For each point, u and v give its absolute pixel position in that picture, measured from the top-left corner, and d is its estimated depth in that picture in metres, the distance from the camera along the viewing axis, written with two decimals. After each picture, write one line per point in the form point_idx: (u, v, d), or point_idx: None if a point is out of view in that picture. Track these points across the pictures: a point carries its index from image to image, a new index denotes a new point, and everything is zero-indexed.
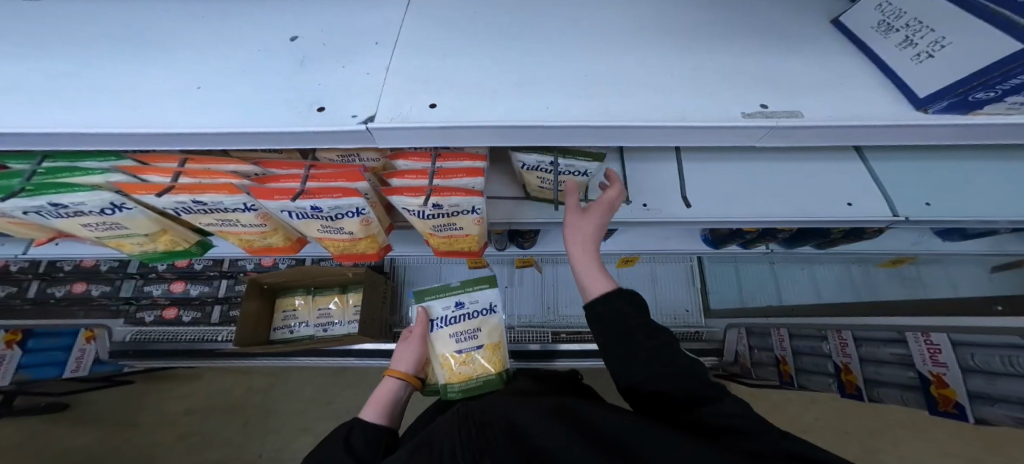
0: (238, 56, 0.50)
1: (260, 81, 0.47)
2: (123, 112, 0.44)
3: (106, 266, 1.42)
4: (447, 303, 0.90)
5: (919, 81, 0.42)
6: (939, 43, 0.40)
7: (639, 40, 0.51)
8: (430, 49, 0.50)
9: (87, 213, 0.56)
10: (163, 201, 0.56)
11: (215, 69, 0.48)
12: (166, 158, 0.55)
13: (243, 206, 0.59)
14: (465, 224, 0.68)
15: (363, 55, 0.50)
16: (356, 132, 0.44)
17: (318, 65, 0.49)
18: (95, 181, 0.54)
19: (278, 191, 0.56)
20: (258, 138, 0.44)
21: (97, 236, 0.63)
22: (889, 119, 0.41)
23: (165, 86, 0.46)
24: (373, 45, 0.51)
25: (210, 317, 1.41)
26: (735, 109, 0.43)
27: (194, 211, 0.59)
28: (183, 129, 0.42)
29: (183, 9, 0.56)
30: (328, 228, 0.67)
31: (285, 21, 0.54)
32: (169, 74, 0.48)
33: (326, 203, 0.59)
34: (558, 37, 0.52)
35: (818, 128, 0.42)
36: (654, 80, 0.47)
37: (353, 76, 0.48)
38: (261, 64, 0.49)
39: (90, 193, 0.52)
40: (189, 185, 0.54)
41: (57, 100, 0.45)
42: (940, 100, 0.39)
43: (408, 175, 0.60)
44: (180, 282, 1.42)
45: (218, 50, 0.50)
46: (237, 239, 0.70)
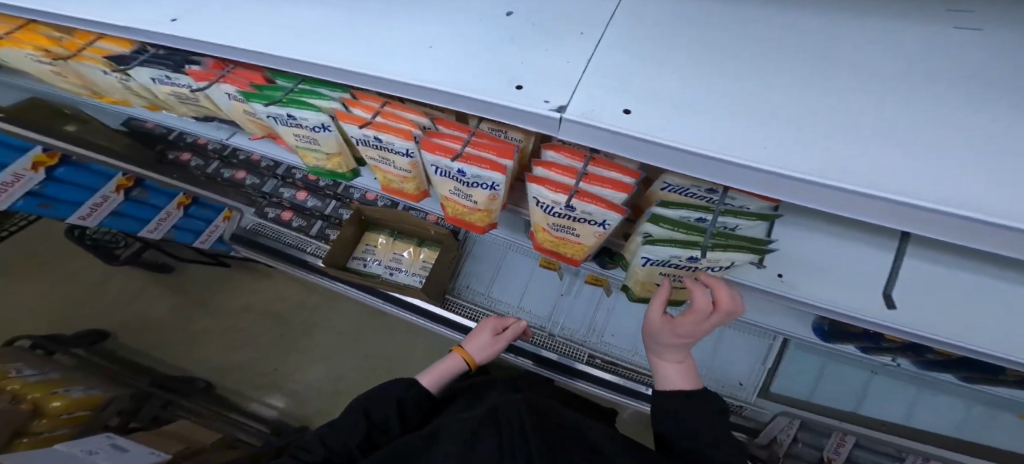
0: (464, 25, 0.56)
1: (477, 51, 0.53)
2: (382, 55, 0.54)
3: (263, 161, 1.69)
4: (680, 254, 0.61)
5: None
6: None
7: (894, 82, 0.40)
8: (632, 51, 0.49)
9: (302, 126, 0.69)
10: (352, 129, 0.65)
11: (457, 36, 0.55)
12: (371, 98, 0.67)
13: (406, 151, 0.66)
14: (582, 233, 0.68)
15: (566, 41, 0.51)
16: (546, 118, 0.45)
17: (522, 45, 0.52)
18: (325, 105, 0.66)
19: (441, 148, 0.62)
20: (466, 103, 0.50)
21: (296, 145, 0.76)
22: None
23: (412, 41, 0.55)
24: (578, 34, 0.52)
25: (311, 229, 1.65)
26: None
27: (369, 145, 0.68)
28: (419, 80, 0.51)
29: None
30: (459, 191, 0.72)
31: None
32: (413, 30, 0.57)
33: (472, 170, 0.63)
34: (781, 56, 0.45)
35: None
36: (963, 150, 0.34)
37: (555, 63, 0.49)
38: (480, 35, 0.54)
39: (315, 113, 0.65)
40: (379, 123, 0.63)
41: (345, 40, 0.56)
42: None
43: (554, 170, 0.61)
44: (303, 192, 1.66)
45: (442, 17, 0.57)
46: (382, 176, 0.79)
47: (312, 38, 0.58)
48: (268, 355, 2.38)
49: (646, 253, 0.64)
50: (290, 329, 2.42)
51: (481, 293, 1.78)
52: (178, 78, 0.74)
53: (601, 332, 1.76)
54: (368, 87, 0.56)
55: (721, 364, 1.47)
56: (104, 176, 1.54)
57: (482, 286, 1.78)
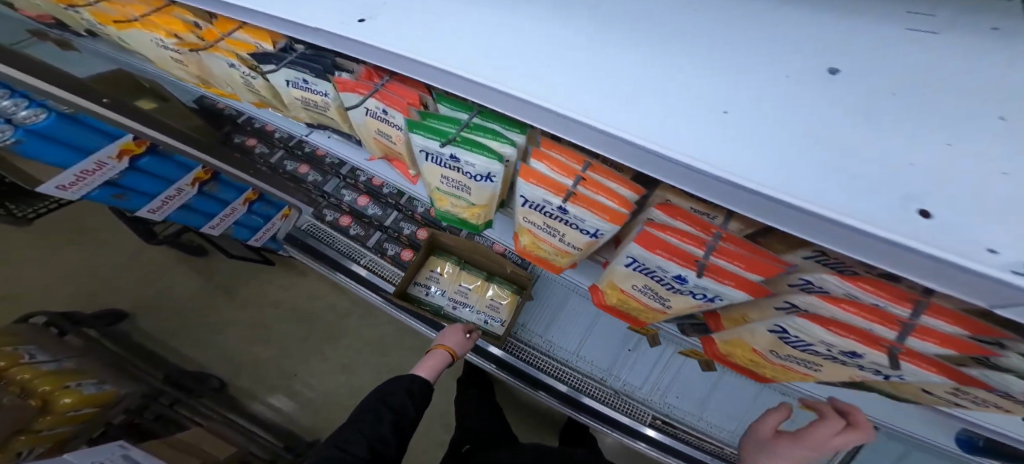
0: (780, 81, 0.38)
1: (810, 129, 0.34)
2: (649, 115, 0.37)
3: (328, 158, 1.54)
4: None
5: None
6: None
7: None
8: None
9: (460, 170, 0.56)
10: (536, 193, 0.52)
11: (751, 97, 0.37)
12: (572, 154, 0.49)
13: (594, 231, 0.51)
14: (828, 370, 0.51)
15: (976, 135, 0.32)
16: (1000, 287, 0.25)
17: (892, 126, 0.34)
18: (499, 149, 0.53)
19: (664, 248, 0.48)
20: (784, 215, 0.32)
21: (436, 187, 0.62)
22: None
23: (694, 97, 0.38)
24: (995, 120, 0.33)
25: (368, 240, 1.47)
26: None
27: (541, 211, 0.55)
28: (718, 171, 0.32)
29: None
30: (645, 290, 0.58)
31: (817, 38, 0.41)
32: (697, 81, 0.39)
33: (700, 281, 0.48)
34: None
35: None
36: None
37: (967, 173, 0.30)
38: (809, 102, 0.36)
39: (489, 160, 0.52)
40: (583, 197, 0.49)
41: (583, 79, 0.41)
42: None
43: (847, 304, 0.40)
44: (365, 197, 1.49)
45: (730, 53, 0.41)
46: (528, 240, 0.65)
47: (533, 69, 0.42)
48: (286, 354, 2.15)
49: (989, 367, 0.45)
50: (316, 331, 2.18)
51: (538, 335, 1.62)
52: (314, 83, 0.62)
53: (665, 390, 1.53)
54: (601, 151, 0.41)
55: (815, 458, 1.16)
56: (184, 167, 1.37)
57: (540, 328, 1.62)
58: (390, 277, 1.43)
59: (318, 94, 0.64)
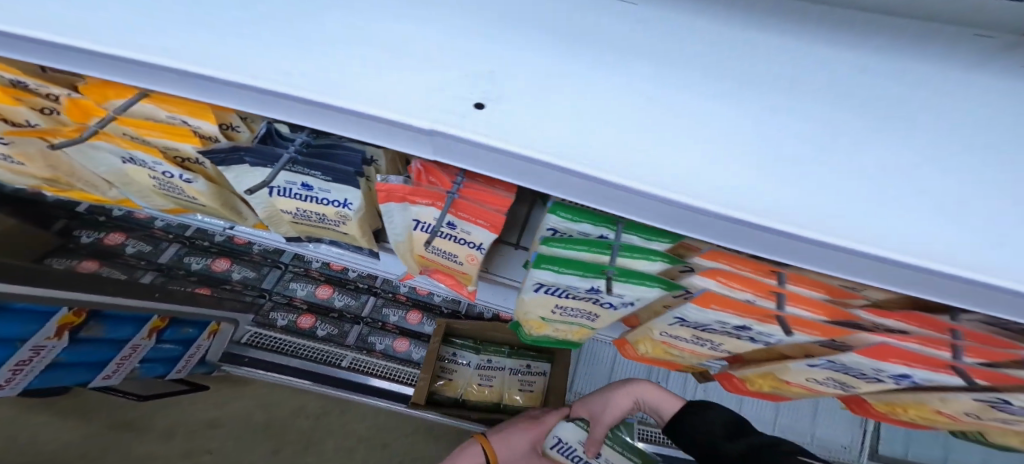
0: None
1: None
2: (893, 218, 0.21)
3: (255, 247, 1.18)
4: None
5: None
6: None
7: None
8: None
9: (593, 302, 0.41)
10: (708, 316, 0.38)
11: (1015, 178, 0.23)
12: (754, 265, 0.35)
13: (767, 340, 0.40)
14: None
15: None
16: None
17: None
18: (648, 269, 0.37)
19: (915, 359, 0.33)
20: None
21: (540, 317, 0.47)
22: None
23: (954, 187, 0.23)
24: None
25: (346, 338, 1.18)
26: None
27: (698, 328, 0.41)
28: None
29: None
30: (832, 383, 0.42)
31: None
32: (904, 155, 0.24)
33: (930, 380, 0.35)
34: None
35: None
36: None
37: None
38: None
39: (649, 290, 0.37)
40: (801, 320, 0.35)
41: (833, 178, 0.23)
42: None
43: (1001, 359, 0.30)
44: (326, 287, 1.19)
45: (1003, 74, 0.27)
46: (652, 348, 0.51)
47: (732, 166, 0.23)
48: None
49: None
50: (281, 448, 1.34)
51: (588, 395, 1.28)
52: (321, 189, 0.42)
53: None
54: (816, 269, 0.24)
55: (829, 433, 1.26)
56: (35, 317, 0.72)
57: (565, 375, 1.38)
58: (393, 376, 1.15)
59: (325, 205, 0.44)
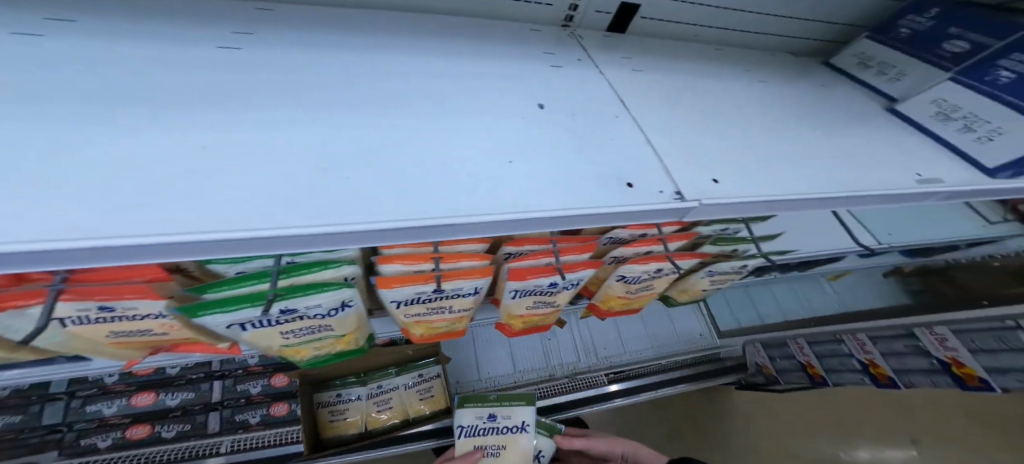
0: (488, 123, 0.48)
1: (540, 149, 0.47)
2: (403, 197, 0.37)
3: (5, 391, 1.03)
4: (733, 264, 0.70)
5: (987, 155, 0.62)
6: (997, 132, 0.60)
7: (796, 119, 0.68)
8: (668, 124, 0.58)
9: (304, 318, 0.43)
10: (403, 292, 0.47)
11: (486, 150, 0.44)
12: (411, 243, 0.46)
13: (474, 290, 0.53)
14: (657, 284, 0.69)
15: (618, 128, 0.54)
16: (672, 207, 0.46)
17: (587, 137, 0.51)
18: (332, 276, 0.43)
19: (534, 270, 0.53)
20: (568, 222, 0.42)
21: (278, 347, 0.47)
22: (970, 185, 0.62)
23: (462, 164, 0.42)
24: (616, 118, 0.56)
25: (204, 428, 1.13)
26: (913, 174, 0.60)
27: (417, 302, 0.51)
28: (504, 215, 0.39)
29: (374, 66, 0.52)
30: (538, 303, 0.62)
31: (522, 88, 0.55)
32: (426, 155, 0.42)
33: (568, 277, 0.56)
34: (736, 110, 0.68)
35: (962, 191, 0.59)
36: (867, 148, 0.65)
37: (624, 149, 0.51)
38: (529, 138, 0.48)
39: (334, 292, 0.42)
40: (453, 271, 0.48)
41: (397, 176, 0.39)
42: (1008, 171, 0.59)
43: (572, 251, 0.56)
44: (145, 393, 1.10)
45: (468, 114, 0.48)
46: (421, 328, 0.60)
47: (265, 198, 0.33)
48: None
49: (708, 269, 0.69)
50: None
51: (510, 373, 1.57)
52: None
53: (594, 349, 1.74)
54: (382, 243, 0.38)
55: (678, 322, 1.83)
56: None
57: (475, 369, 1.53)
58: (268, 440, 1.16)
59: None
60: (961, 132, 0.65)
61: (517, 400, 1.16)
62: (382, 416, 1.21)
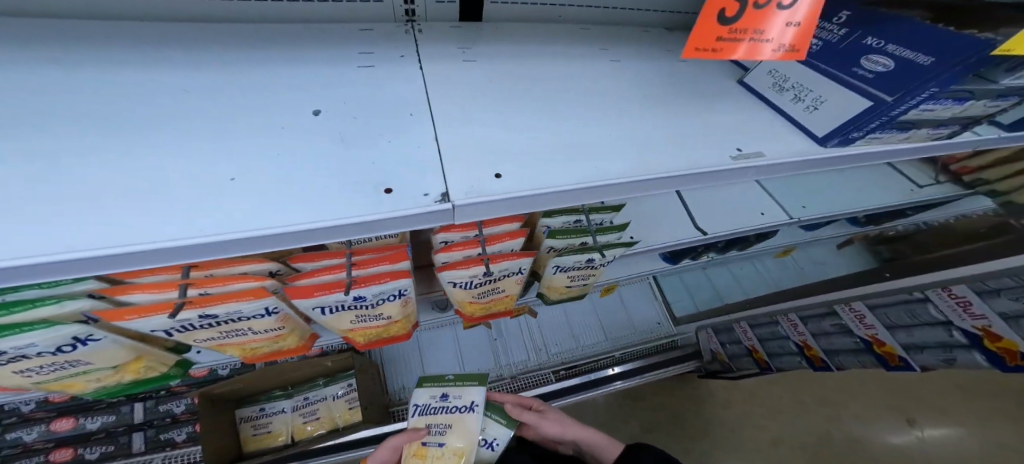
0: (248, 133, 0.46)
1: (306, 156, 0.46)
2: (81, 225, 0.34)
3: None
4: (580, 258, 0.69)
5: (817, 124, 0.73)
6: (819, 100, 0.71)
7: (626, 114, 0.69)
8: (468, 118, 0.59)
9: (32, 356, 0.42)
10: (146, 323, 0.44)
11: (230, 160, 0.43)
12: (159, 269, 0.45)
13: (263, 311, 0.50)
14: (507, 286, 0.68)
15: (405, 127, 0.53)
16: (435, 211, 0.45)
17: (359, 141, 0.49)
18: (47, 314, 0.42)
19: (319, 287, 0.49)
20: (306, 235, 0.40)
21: (32, 384, 0.46)
22: (809, 151, 0.72)
23: (189, 180, 0.40)
24: (409, 116, 0.55)
25: (128, 448, 1.13)
26: (727, 152, 0.65)
27: (196, 329, 0.48)
28: (212, 235, 0.36)
29: (140, 78, 0.49)
30: (363, 317, 0.58)
31: (303, 94, 0.53)
32: (166, 170, 0.40)
33: (371, 290, 0.53)
34: (563, 101, 0.69)
35: (774, 163, 0.67)
36: (711, 118, 0.74)
37: (408, 150, 0.50)
38: (298, 144, 0.46)
39: (45, 330, 0.40)
40: (204, 297, 0.44)
41: (86, 201, 0.36)
42: (834, 138, 0.70)
43: (384, 261, 0.53)
44: (66, 418, 1.11)
45: (238, 125, 0.46)
46: (238, 350, 0.57)
47: None
48: None
49: (556, 263, 0.69)
50: None
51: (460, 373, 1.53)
52: None
53: (545, 346, 1.66)
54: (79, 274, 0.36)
55: (634, 311, 1.81)
56: None
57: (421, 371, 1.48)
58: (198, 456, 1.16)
59: None
60: (793, 102, 0.76)
61: (470, 378, 0.96)
62: (309, 427, 1.18)
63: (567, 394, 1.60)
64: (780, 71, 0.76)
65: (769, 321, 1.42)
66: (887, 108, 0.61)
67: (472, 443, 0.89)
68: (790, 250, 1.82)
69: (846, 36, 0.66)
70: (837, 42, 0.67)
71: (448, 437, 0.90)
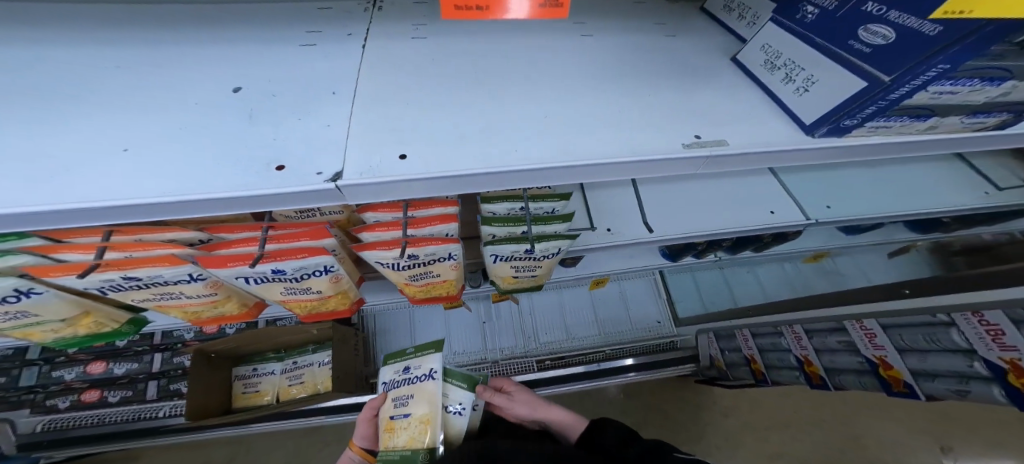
0: (159, 109, 0.47)
1: (210, 134, 0.46)
2: None
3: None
4: (517, 248, 0.66)
5: (806, 110, 0.58)
6: (811, 80, 0.56)
7: (589, 90, 0.60)
8: (396, 93, 0.55)
9: None
10: (82, 281, 0.49)
11: (129, 132, 0.44)
12: (87, 232, 0.49)
13: (187, 277, 0.53)
14: (441, 271, 0.67)
15: (318, 106, 0.51)
16: (323, 191, 0.43)
17: (269, 118, 0.48)
18: None
19: (232, 258, 0.52)
20: (188, 208, 0.41)
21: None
22: (788, 142, 0.57)
23: (87, 151, 0.41)
24: (331, 95, 0.53)
25: (145, 394, 1.31)
26: (676, 141, 0.55)
27: (125, 288, 0.52)
28: (90, 203, 0.37)
29: (87, 59, 0.51)
30: (292, 289, 0.61)
31: (232, 72, 0.53)
32: (71, 141, 0.42)
33: (288, 264, 0.54)
34: (514, 82, 0.60)
35: (743, 153, 0.56)
36: (677, 100, 0.62)
37: (314, 128, 0.48)
38: (206, 120, 0.47)
39: None
40: (118, 260, 0.48)
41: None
42: (822, 126, 0.55)
43: (300, 237, 0.55)
44: (99, 362, 1.30)
45: (158, 104, 0.47)
46: (181, 312, 0.63)
47: None
48: None
49: (493, 251, 0.67)
50: None
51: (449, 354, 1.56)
52: None
53: (535, 335, 1.64)
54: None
55: (634, 308, 1.73)
56: None
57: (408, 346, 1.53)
58: None
59: None
60: (783, 83, 0.61)
61: (428, 345, 0.85)
62: (293, 389, 1.31)
63: (552, 384, 1.60)
64: (774, 46, 0.62)
65: (773, 331, 1.32)
66: (881, 94, 0.46)
67: (437, 408, 0.76)
68: (823, 255, 1.62)
69: (841, 6, 0.52)
70: (831, 12, 0.53)
71: (413, 407, 0.77)
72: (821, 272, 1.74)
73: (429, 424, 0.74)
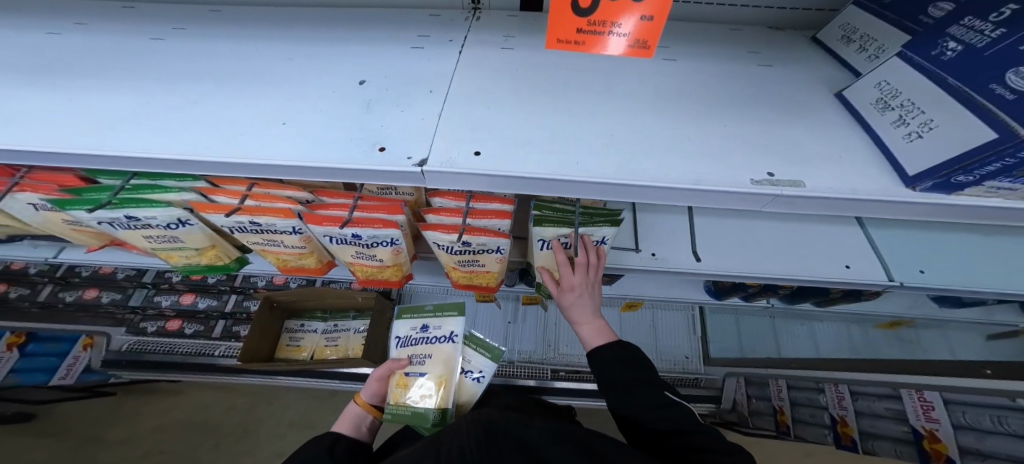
0: (301, 93, 0.58)
1: (336, 114, 0.57)
2: (172, 140, 0.50)
3: (118, 276, 1.56)
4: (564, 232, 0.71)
5: (912, 160, 0.46)
6: (928, 125, 0.43)
7: (664, 102, 0.60)
8: (484, 96, 0.62)
9: (154, 226, 0.62)
10: (221, 220, 0.62)
11: (280, 110, 0.55)
12: (234, 182, 0.62)
13: (291, 228, 0.65)
14: (487, 262, 0.74)
15: (420, 101, 0.60)
16: (411, 173, 0.52)
17: (380, 109, 0.58)
18: (167, 198, 0.60)
19: (327, 218, 0.62)
20: (318, 172, 0.51)
21: (152, 246, 0.68)
22: (880, 193, 0.46)
23: (255, 121, 0.53)
24: (429, 93, 0.62)
25: (213, 330, 1.53)
26: (744, 175, 0.50)
27: (247, 230, 0.65)
28: (250, 161, 0.49)
29: (253, 47, 0.64)
30: (361, 254, 0.72)
31: (355, 67, 0.64)
32: (241, 111, 0.54)
33: (366, 232, 0.65)
34: (590, 90, 0.63)
35: (817, 198, 0.48)
36: (747, 129, 0.56)
37: (413, 121, 0.58)
38: (335, 101, 0.58)
39: (164, 209, 0.58)
40: (251, 207, 0.60)
41: (179, 125, 0.52)
42: (926, 179, 0.44)
43: (373, 210, 0.65)
44: (189, 295, 1.54)
45: (298, 87, 0.59)
46: (275, 258, 0.76)
47: (95, 130, 0.49)
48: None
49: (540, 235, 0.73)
50: (225, 434, 1.95)
51: None
52: None
53: (557, 344, 1.68)
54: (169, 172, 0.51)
55: (664, 338, 1.68)
56: None
57: None
58: None
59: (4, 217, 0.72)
60: (895, 126, 0.49)
61: (449, 308, 0.91)
62: (328, 350, 1.46)
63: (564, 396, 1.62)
64: (892, 83, 0.50)
65: (815, 387, 1.26)
66: (1011, 150, 0.34)
67: (453, 371, 0.85)
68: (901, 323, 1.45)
69: (998, 40, 0.39)
70: (980, 48, 0.40)
71: (429, 367, 0.85)
72: (895, 342, 1.55)
73: (442, 386, 0.83)
